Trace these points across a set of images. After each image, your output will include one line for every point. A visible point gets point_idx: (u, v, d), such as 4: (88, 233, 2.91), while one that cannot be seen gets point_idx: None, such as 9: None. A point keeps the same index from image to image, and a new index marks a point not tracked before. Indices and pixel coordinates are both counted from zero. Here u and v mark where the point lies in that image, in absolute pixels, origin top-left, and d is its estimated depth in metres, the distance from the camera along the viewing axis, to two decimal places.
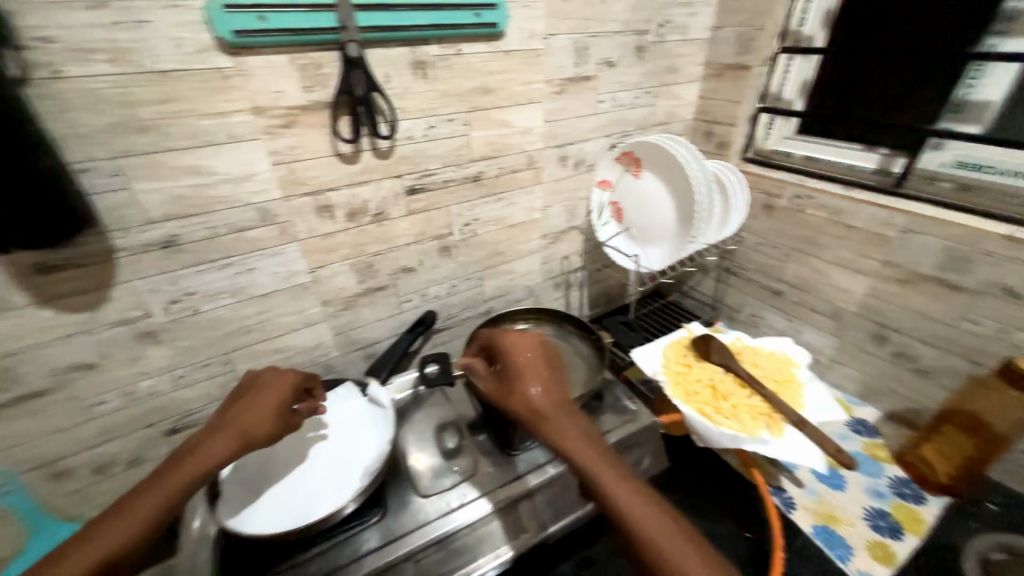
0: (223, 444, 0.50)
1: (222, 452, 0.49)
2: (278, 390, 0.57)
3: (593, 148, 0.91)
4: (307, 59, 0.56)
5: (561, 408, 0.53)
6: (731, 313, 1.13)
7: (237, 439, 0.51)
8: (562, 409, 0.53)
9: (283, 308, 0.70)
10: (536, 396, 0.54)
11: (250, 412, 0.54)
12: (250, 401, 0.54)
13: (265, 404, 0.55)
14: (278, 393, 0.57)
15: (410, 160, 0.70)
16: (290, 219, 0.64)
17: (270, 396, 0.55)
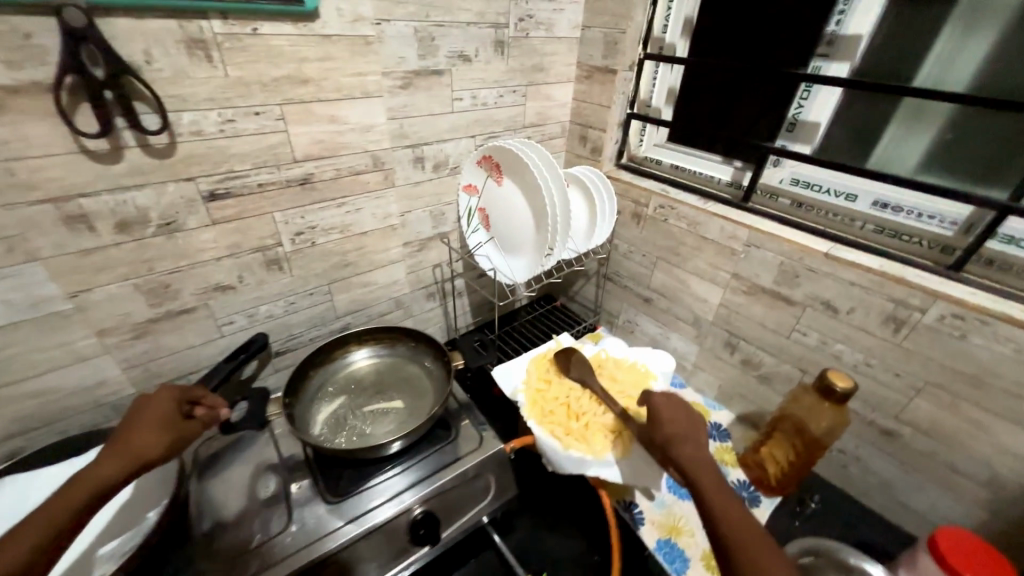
0: (116, 464, 0.44)
1: (117, 471, 0.43)
2: (167, 401, 0.50)
3: (455, 149, 0.83)
4: (6, 25, 0.42)
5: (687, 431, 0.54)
6: (611, 319, 1.13)
7: (127, 461, 0.45)
8: (696, 434, 0.54)
9: (31, 343, 0.55)
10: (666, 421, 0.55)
11: (138, 429, 0.47)
12: (135, 420, 0.47)
13: (159, 413, 0.49)
14: (168, 405, 0.50)
15: (202, 159, 0.58)
16: (19, 233, 0.49)
17: (157, 409, 0.48)
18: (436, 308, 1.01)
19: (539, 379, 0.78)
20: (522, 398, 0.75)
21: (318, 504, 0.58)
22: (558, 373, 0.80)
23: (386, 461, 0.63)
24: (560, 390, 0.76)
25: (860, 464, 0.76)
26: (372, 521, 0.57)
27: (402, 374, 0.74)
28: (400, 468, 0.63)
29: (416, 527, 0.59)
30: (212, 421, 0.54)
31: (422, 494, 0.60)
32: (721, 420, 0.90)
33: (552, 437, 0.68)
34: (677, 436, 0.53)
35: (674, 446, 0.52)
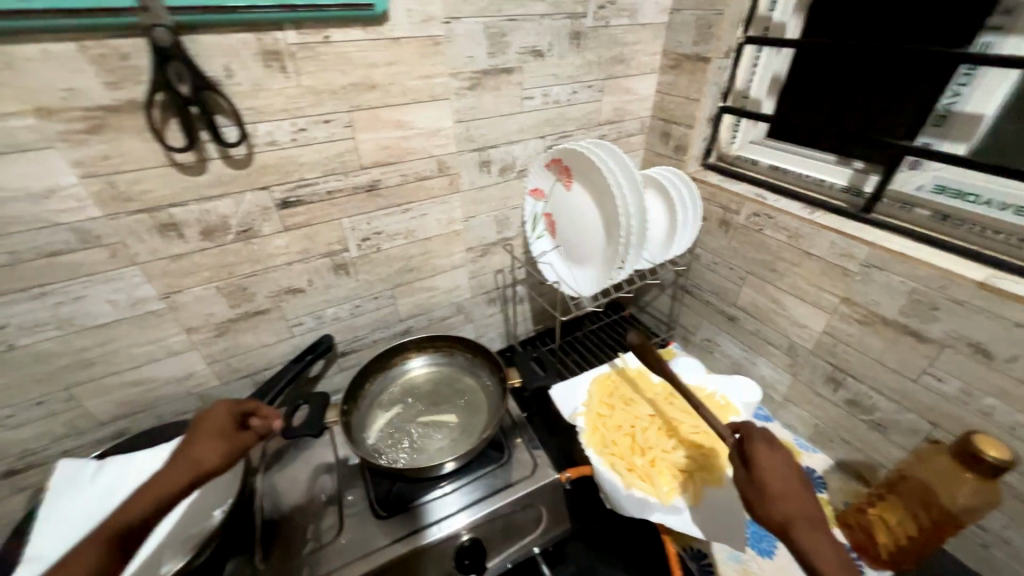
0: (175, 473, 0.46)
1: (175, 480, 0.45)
2: (223, 413, 0.52)
3: (523, 151, 0.79)
4: (106, 48, 0.44)
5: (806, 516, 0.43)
6: (685, 335, 1.02)
7: (188, 469, 0.47)
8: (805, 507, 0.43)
9: (133, 338, 0.61)
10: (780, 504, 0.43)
11: (198, 440, 0.49)
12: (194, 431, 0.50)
13: (215, 426, 0.51)
14: (223, 416, 0.52)
15: (277, 168, 0.59)
16: (120, 240, 0.54)
17: (212, 421, 0.50)
18: (497, 313, 0.98)
19: (602, 403, 0.73)
20: (582, 422, 0.70)
21: (368, 516, 0.58)
22: (623, 400, 0.74)
23: (437, 479, 0.62)
24: (623, 418, 0.70)
25: (1008, 549, 0.60)
26: (418, 542, 0.55)
27: (457, 386, 0.72)
28: (451, 488, 0.61)
29: (461, 556, 0.57)
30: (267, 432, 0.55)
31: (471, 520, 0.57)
32: (815, 466, 0.78)
33: (612, 471, 0.63)
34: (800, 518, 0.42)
35: (796, 530, 0.42)
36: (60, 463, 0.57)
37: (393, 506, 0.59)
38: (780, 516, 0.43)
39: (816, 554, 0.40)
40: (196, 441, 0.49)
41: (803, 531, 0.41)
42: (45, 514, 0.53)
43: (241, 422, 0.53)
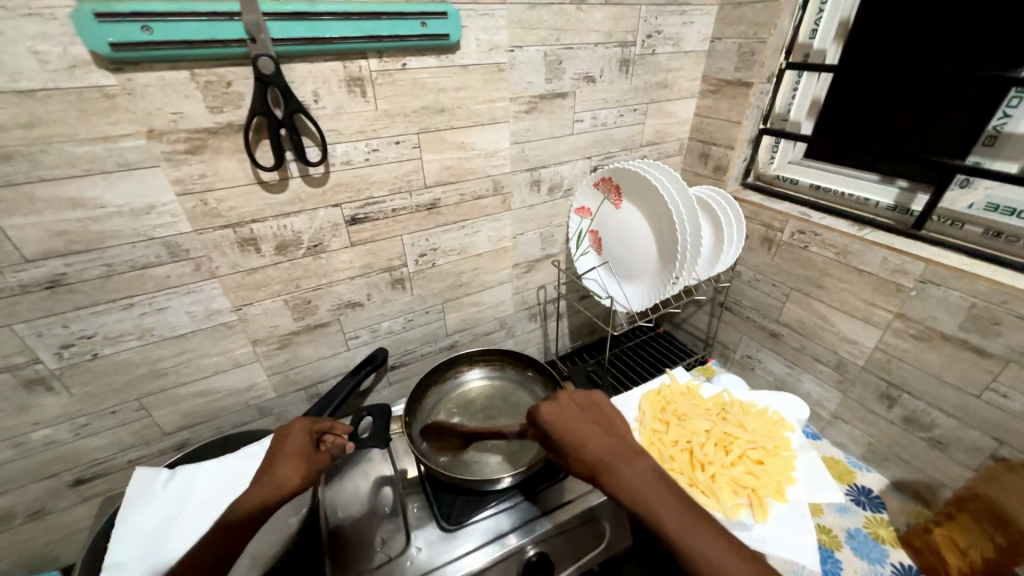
0: (261, 496, 0.49)
1: (260, 504, 0.49)
2: (302, 434, 0.55)
3: (571, 171, 0.82)
4: (214, 75, 0.48)
5: (622, 454, 0.48)
6: (724, 352, 1.03)
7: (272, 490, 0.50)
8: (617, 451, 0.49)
9: (204, 349, 0.62)
10: (593, 447, 0.49)
11: (281, 460, 0.52)
12: (276, 454, 0.53)
13: (294, 447, 0.54)
14: (302, 437, 0.55)
15: (349, 186, 0.62)
16: (205, 254, 0.56)
17: (293, 442, 0.53)
18: (538, 329, 0.99)
19: (655, 420, 0.73)
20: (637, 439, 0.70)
21: (434, 529, 0.58)
22: (676, 415, 0.74)
23: (501, 491, 0.62)
24: (678, 434, 0.70)
25: None
26: (489, 555, 0.55)
27: (511, 399, 0.73)
28: (515, 501, 0.61)
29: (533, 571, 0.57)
30: (342, 451, 0.57)
31: (537, 535, 0.57)
32: (871, 486, 0.77)
33: None
34: (610, 458, 0.48)
35: (616, 468, 0.47)
36: (135, 473, 0.58)
37: (459, 519, 0.59)
38: (593, 464, 0.48)
39: (631, 488, 0.45)
40: (279, 461, 0.52)
41: (615, 472, 0.47)
42: (123, 523, 0.53)
43: (317, 443, 0.55)
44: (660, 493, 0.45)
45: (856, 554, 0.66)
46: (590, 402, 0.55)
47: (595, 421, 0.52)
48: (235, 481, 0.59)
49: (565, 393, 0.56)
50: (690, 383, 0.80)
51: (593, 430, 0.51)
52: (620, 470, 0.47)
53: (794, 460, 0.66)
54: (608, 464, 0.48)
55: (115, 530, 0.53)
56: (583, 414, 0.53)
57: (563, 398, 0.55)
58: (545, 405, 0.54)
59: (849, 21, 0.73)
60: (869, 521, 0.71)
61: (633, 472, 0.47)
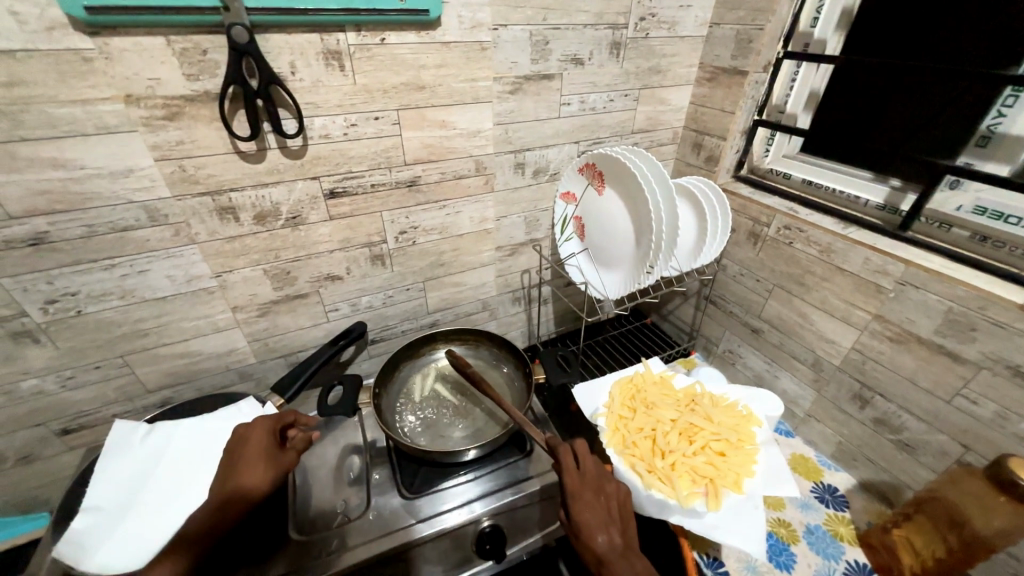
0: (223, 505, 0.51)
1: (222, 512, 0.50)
2: (263, 433, 0.56)
3: (557, 155, 0.81)
4: (189, 42, 0.49)
5: (624, 553, 0.49)
6: (707, 345, 1.02)
7: (239, 495, 0.51)
8: (625, 546, 0.50)
9: (184, 313, 0.65)
10: (604, 540, 0.50)
11: (246, 464, 0.54)
12: (239, 457, 0.54)
13: (255, 449, 0.55)
14: (264, 439, 0.56)
15: (327, 159, 0.62)
16: (184, 220, 0.58)
17: (254, 445, 0.55)
18: (521, 313, 1.00)
19: (624, 406, 0.74)
20: (603, 423, 0.72)
21: (394, 496, 0.61)
22: (645, 403, 0.74)
23: (462, 465, 0.64)
24: (644, 421, 0.71)
25: None
26: (440, 526, 0.57)
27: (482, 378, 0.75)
28: (474, 475, 0.63)
29: (483, 542, 0.59)
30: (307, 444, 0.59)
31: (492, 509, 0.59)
32: (838, 485, 0.77)
33: (632, 473, 0.64)
34: (615, 555, 0.49)
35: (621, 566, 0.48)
36: (114, 426, 0.61)
37: (423, 488, 0.61)
38: (602, 552, 0.49)
39: None
40: (244, 466, 0.53)
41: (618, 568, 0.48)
42: (99, 473, 0.57)
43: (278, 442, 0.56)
44: None
45: (809, 548, 0.68)
46: (624, 510, 0.53)
47: (615, 511, 0.53)
48: (207, 440, 0.62)
49: (604, 478, 0.55)
50: (663, 372, 0.81)
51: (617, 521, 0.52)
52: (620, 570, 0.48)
53: (756, 454, 0.67)
54: (610, 559, 0.48)
55: (97, 468, 0.57)
56: (608, 512, 0.52)
57: (606, 491, 0.54)
58: (577, 476, 0.54)
59: (851, 10, 0.70)
60: (830, 519, 0.72)
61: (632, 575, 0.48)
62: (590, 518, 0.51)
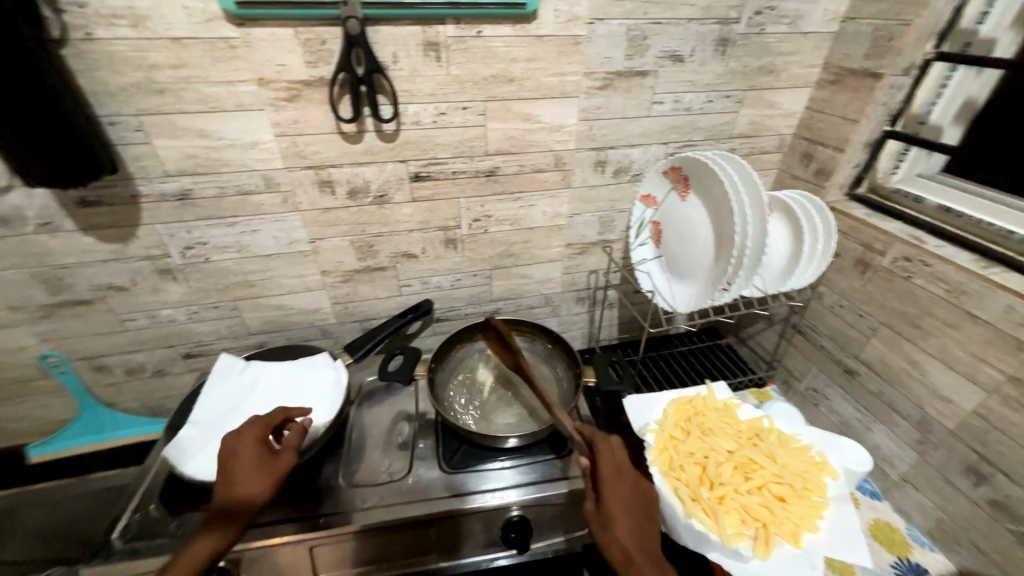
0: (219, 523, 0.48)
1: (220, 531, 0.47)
2: (252, 443, 0.52)
3: (642, 155, 0.78)
4: (312, 33, 0.55)
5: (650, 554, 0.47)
6: (787, 378, 0.92)
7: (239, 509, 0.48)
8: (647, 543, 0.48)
9: (284, 270, 0.74)
10: (624, 537, 0.48)
11: (237, 477, 0.50)
12: (225, 469, 0.50)
13: (243, 460, 0.51)
14: (251, 447, 0.52)
15: (416, 145, 0.67)
16: (292, 190, 0.66)
17: (240, 455, 0.51)
18: (584, 314, 0.97)
19: (676, 426, 0.70)
20: (651, 439, 0.68)
21: (433, 467, 0.64)
22: (701, 427, 0.69)
23: (500, 451, 0.66)
24: (696, 446, 0.66)
25: None
26: (470, 504, 0.59)
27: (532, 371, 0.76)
28: (510, 463, 0.65)
29: (508, 529, 0.60)
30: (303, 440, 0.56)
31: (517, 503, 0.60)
32: (928, 566, 0.65)
33: (675, 498, 0.60)
34: (638, 556, 0.47)
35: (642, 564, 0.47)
36: (220, 357, 0.73)
37: (463, 465, 0.64)
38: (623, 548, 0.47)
39: None
40: (239, 479, 0.49)
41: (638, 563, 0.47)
42: (205, 394, 0.68)
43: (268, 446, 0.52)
44: None
45: None
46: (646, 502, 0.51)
47: (637, 506, 0.50)
48: (285, 382, 0.70)
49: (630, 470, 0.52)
50: (727, 399, 0.75)
51: (639, 519, 0.50)
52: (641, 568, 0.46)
53: (823, 508, 0.59)
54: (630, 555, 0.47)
55: (204, 390, 0.68)
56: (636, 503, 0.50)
57: (626, 483, 0.51)
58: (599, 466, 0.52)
59: None
60: None
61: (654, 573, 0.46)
62: (611, 515, 0.49)
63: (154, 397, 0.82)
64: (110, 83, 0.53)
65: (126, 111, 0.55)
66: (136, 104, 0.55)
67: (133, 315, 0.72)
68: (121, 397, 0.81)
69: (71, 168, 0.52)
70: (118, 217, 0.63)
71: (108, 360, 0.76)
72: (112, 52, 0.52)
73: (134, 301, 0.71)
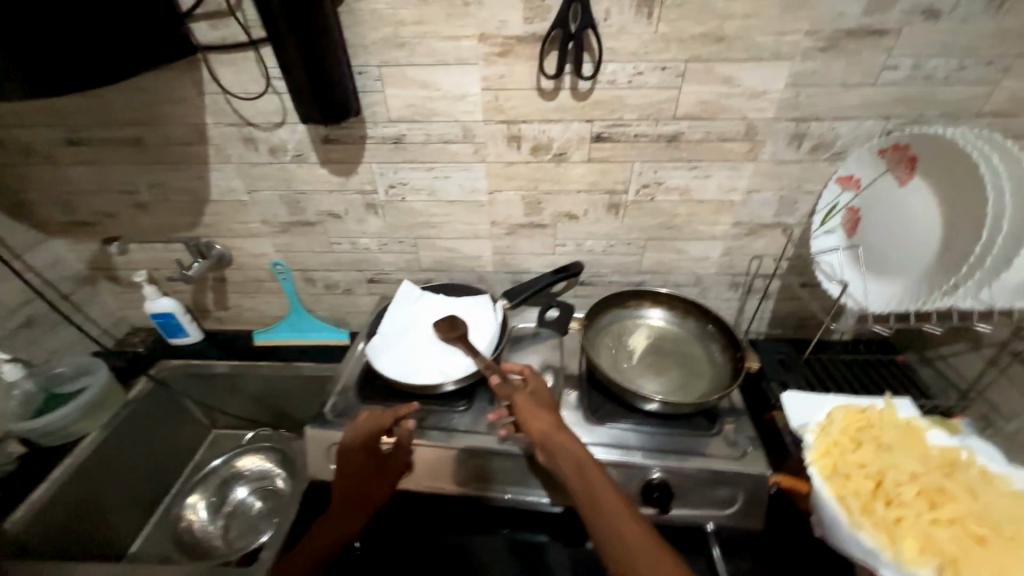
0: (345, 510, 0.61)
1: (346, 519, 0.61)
2: (367, 450, 0.62)
3: (853, 131, 0.68)
4: None
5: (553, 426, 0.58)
6: (986, 414, 0.77)
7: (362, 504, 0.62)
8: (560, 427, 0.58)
9: (460, 216, 0.82)
10: (538, 419, 0.58)
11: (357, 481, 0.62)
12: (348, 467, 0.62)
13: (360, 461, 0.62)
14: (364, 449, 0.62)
15: (606, 105, 0.68)
16: (484, 141, 0.72)
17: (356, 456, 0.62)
18: (734, 301, 0.91)
19: (844, 432, 0.63)
20: (812, 440, 0.64)
21: (579, 415, 0.68)
22: (876, 439, 0.62)
23: (645, 415, 0.68)
24: (870, 458, 0.60)
25: None
26: (616, 457, 0.62)
27: (683, 346, 0.74)
28: (656, 430, 0.66)
29: (650, 489, 0.61)
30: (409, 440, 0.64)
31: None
32: None
33: (840, 506, 0.57)
34: (557, 441, 0.56)
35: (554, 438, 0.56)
36: (402, 285, 0.84)
37: (607, 420, 0.67)
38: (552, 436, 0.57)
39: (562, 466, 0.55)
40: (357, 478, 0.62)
41: (569, 450, 0.55)
42: (391, 312, 0.79)
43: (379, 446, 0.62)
44: (574, 471, 0.54)
45: None
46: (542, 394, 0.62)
47: (541, 398, 0.62)
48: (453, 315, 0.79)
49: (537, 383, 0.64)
50: (911, 417, 0.66)
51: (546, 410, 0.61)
52: (557, 446, 0.56)
53: None
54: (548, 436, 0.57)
55: (391, 309, 0.80)
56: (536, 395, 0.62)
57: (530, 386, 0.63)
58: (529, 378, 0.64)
59: None
60: None
61: (568, 448, 0.55)
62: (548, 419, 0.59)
63: (340, 311, 0.98)
64: (363, 38, 0.64)
65: (372, 62, 0.66)
66: (380, 55, 0.65)
67: (339, 240, 0.86)
68: (316, 307, 0.98)
69: (331, 102, 0.63)
70: (347, 154, 0.75)
71: (315, 274, 0.92)
72: (376, 11, 0.62)
73: (343, 228, 0.85)
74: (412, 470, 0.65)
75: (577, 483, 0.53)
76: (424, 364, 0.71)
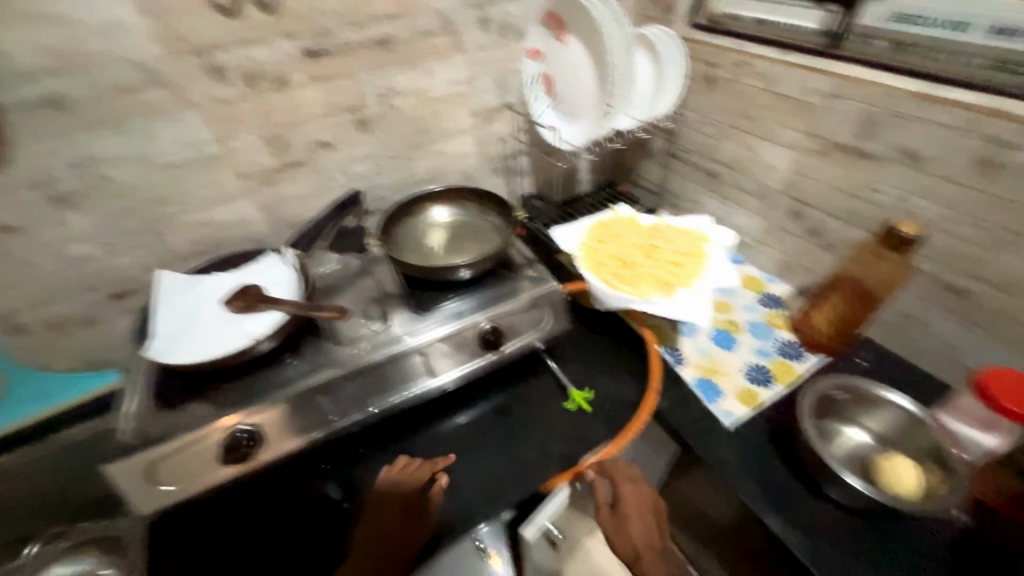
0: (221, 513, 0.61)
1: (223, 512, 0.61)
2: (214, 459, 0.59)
3: (521, 11, 0.84)
4: None
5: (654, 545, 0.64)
6: (673, 200, 1.11)
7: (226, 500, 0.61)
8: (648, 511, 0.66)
9: (196, 180, 0.72)
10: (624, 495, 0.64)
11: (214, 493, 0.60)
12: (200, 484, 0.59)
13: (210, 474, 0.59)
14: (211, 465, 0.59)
15: (302, 17, 0.67)
16: (179, 81, 0.64)
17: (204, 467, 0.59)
18: (502, 184, 1.07)
19: (595, 240, 0.85)
20: (579, 254, 0.83)
21: (407, 312, 0.73)
22: (613, 236, 0.86)
23: (461, 288, 0.77)
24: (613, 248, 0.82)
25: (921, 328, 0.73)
26: (448, 327, 0.70)
27: (471, 225, 0.84)
28: (472, 294, 0.76)
29: (485, 336, 0.72)
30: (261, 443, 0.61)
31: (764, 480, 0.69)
32: (778, 293, 0.91)
33: (605, 284, 0.77)
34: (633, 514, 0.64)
35: (629, 526, 0.64)
36: (158, 277, 0.70)
37: (431, 305, 0.74)
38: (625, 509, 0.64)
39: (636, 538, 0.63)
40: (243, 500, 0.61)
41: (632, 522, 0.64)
42: (157, 309, 0.67)
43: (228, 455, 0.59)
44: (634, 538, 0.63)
45: (748, 334, 0.83)
46: (643, 496, 0.66)
47: (651, 521, 0.66)
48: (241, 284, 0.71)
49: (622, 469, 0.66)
50: (629, 214, 0.92)
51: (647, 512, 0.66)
52: (631, 526, 0.64)
53: (705, 260, 0.80)
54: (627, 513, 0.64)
55: (157, 307, 0.67)
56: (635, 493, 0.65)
57: (636, 489, 0.65)
58: (620, 486, 0.65)
59: None
60: (768, 316, 0.87)
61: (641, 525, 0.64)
62: (625, 518, 0.64)
63: (91, 350, 0.78)
64: None
65: None
66: None
67: (36, 259, 0.67)
68: (50, 361, 0.76)
69: None
70: None
71: (24, 318, 0.70)
72: None
73: (33, 242, 0.65)
74: (264, 437, 0.61)
75: (637, 547, 0.63)
76: (227, 338, 0.64)
